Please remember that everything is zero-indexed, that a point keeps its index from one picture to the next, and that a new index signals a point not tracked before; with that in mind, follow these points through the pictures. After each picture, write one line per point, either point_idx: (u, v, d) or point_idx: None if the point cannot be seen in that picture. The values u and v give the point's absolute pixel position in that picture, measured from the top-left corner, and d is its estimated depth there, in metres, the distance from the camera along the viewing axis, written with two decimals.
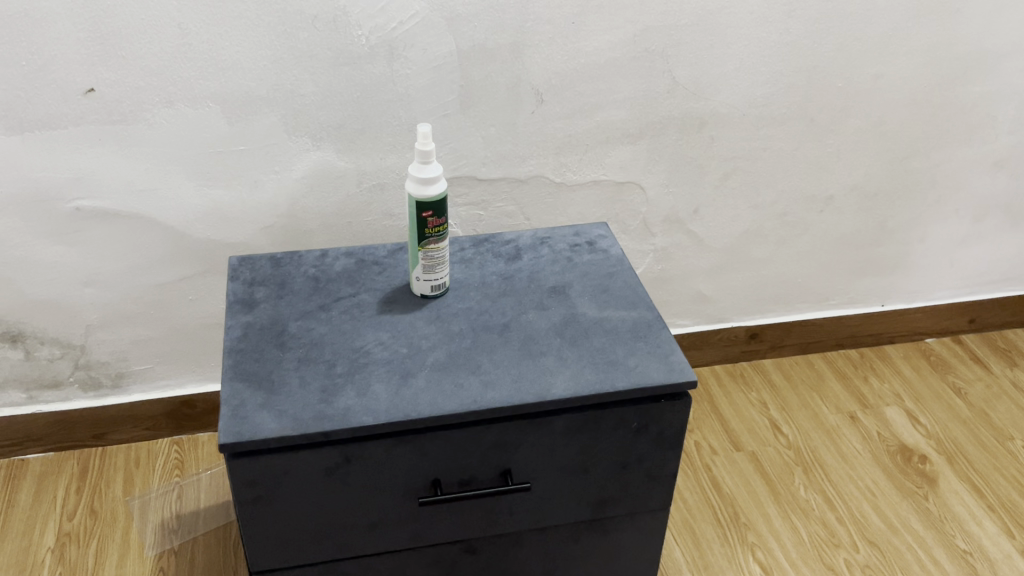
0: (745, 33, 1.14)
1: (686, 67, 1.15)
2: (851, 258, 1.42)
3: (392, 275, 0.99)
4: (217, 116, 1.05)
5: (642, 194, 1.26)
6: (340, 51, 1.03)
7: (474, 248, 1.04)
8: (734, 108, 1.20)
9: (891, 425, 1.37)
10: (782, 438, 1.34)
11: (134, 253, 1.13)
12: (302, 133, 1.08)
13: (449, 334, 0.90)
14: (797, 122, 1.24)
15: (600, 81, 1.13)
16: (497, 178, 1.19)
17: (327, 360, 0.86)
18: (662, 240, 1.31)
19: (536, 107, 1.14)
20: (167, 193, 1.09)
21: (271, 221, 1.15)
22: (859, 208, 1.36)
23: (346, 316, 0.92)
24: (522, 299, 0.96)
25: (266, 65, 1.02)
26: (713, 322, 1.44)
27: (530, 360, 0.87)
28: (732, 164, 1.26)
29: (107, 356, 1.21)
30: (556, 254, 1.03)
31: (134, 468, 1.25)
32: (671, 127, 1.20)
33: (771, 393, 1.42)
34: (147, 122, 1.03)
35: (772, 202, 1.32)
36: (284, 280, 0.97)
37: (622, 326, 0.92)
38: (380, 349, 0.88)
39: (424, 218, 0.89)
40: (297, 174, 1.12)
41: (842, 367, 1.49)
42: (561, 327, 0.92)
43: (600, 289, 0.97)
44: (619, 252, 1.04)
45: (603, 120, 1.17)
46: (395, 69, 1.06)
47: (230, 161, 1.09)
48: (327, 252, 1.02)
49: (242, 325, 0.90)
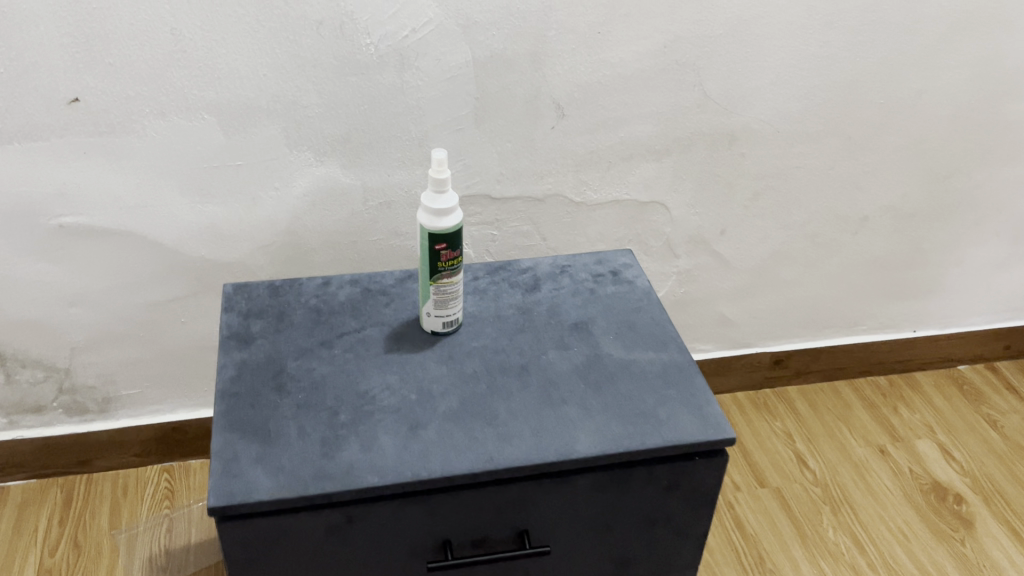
0: (783, 44, 1.05)
1: (718, 80, 1.07)
2: (884, 282, 1.34)
3: (400, 307, 0.91)
4: (213, 129, 0.97)
5: (666, 214, 1.18)
6: (346, 60, 0.95)
7: (489, 277, 0.96)
8: (766, 123, 1.12)
9: (924, 461, 1.29)
10: (809, 473, 1.27)
11: (124, 272, 1.05)
12: (303, 147, 1.00)
13: (462, 377, 0.82)
14: (833, 138, 1.16)
15: (626, 94, 1.05)
16: (513, 197, 1.11)
17: (328, 406, 0.78)
18: (686, 262, 1.24)
19: (557, 122, 1.06)
20: (158, 209, 1.02)
21: (270, 240, 1.07)
22: (894, 229, 1.28)
23: (349, 355, 0.84)
24: (542, 337, 0.88)
25: (266, 74, 0.94)
26: (736, 347, 1.36)
27: (551, 409, 0.79)
28: (762, 183, 1.18)
29: (93, 380, 1.13)
30: (577, 285, 0.95)
31: (122, 497, 1.18)
32: (699, 143, 1.12)
33: (796, 424, 1.35)
34: (137, 134, 0.95)
35: (804, 222, 1.24)
36: (283, 312, 0.89)
37: (650, 370, 0.84)
38: (386, 394, 0.80)
39: (437, 251, 0.81)
40: (298, 190, 1.04)
41: (870, 396, 1.41)
42: (585, 370, 0.84)
43: (626, 326, 0.90)
44: (646, 283, 0.96)
45: (628, 136, 1.09)
46: (405, 80, 0.98)
47: (225, 175, 1.01)
48: (331, 279, 0.94)
49: (237, 364, 0.82)
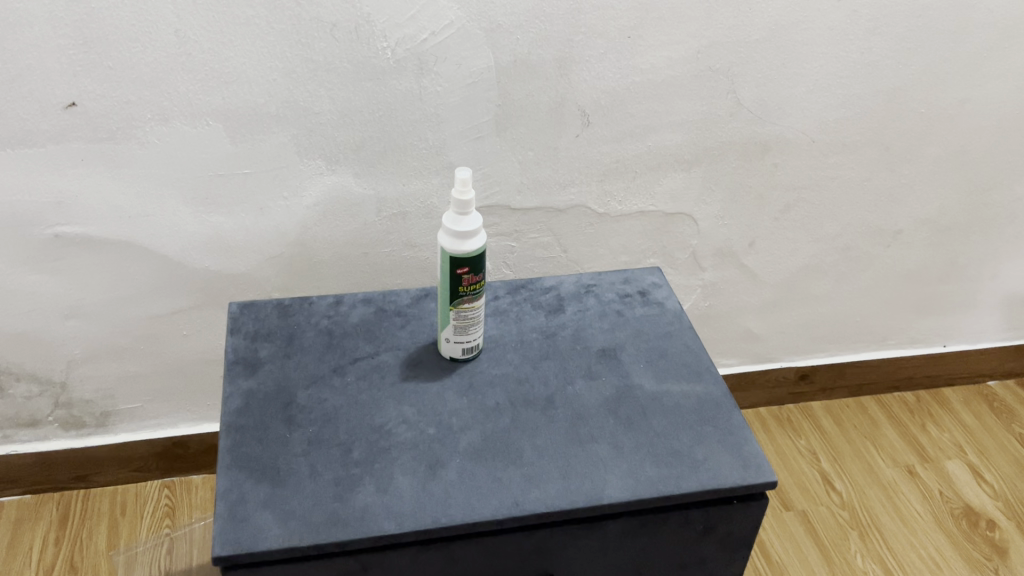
0: (822, 50, 0.99)
1: (753, 87, 1.01)
2: (915, 296, 1.28)
3: (416, 330, 0.85)
4: (220, 136, 0.91)
5: (693, 225, 1.12)
6: (362, 65, 0.89)
7: (510, 296, 0.91)
8: (801, 133, 1.06)
9: (954, 483, 1.24)
10: (835, 495, 1.22)
11: (124, 283, 1.00)
12: (314, 155, 0.95)
13: (484, 410, 0.77)
14: (870, 149, 1.10)
15: (655, 102, 0.99)
16: (533, 208, 1.05)
17: (341, 442, 0.73)
18: (712, 275, 1.18)
19: (582, 130, 1.00)
20: (160, 219, 0.96)
21: (278, 251, 1.02)
22: (928, 243, 1.22)
23: (363, 384, 0.79)
24: (567, 365, 0.83)
25: (277, 78, 0.88)
26: (760, 362, 1.31)
27: (579, 447, 0.74)
28: (794, 195, 1.12)
29: (91, 394, 1.08)
30: (603, 306, 0.90)
31: (121, 516, 1.13)
32: (730, 153, 1.06)
33: (821, 443, 1.30)
34: (139, 140, 0.90)
35: (836, 235, 1.18)
36: (292, 335, 0.84)
37: (684, 405, 0.79)
38: (403, 429, 0.75)
39: (458, 275, 0.76)
40: (308, 200, 0.98)
41: (897, 413, 1.36)
42: (614, 402, 0.79)
43: (657, 353, 0.84)
44: (676, 305, 0.90)
45: (656, 145, 1.03)
46: (424, 86, 0.92)
47: (231, 184, 0.95)
48: (343, 298, 0.89)
49: (244, 393, 0.77)
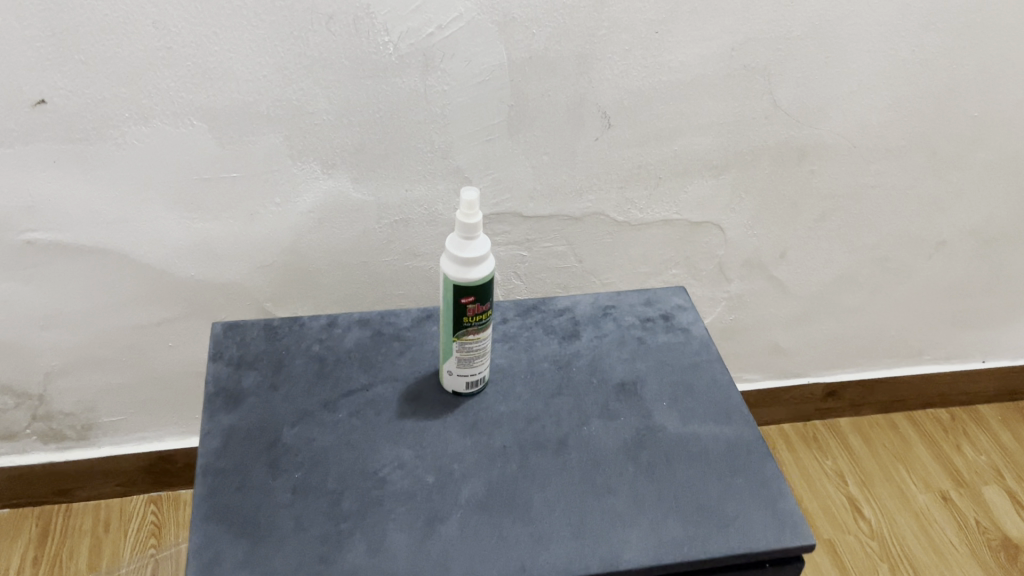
0: (870, 48, 0.90)
1: (792, 87, 0.91)
2: (956, 310, 1.19)
3: (417, 357, 0.78)
4: (205, 136, 0.83)
5: (720, 235, 1.04)
6: (361, 60, 0.81)
7: (520, 319, 0.83)
8: (842, 137, 0.97)
9: (992, 511, 1.17)
10: (863, 522, 1.14)
11: (105, 292, 0.93)
12: (308, 158, 0.87)
13: (490, 453, 0.70)
14: (915, 155, 1.01)
15: (684, 102, 0.90)
16: (547, 215, 0.97)
17: (330, 490, 0.66)
18: (738, 287, 1.10)
19: (602, 133, 0.91)
20: (142, 224, 0.88)
21: (270, 260, 0.94)
22: (974, 254, 1.13)
23: (356, 421, 0.71)
24: (582, 401, 0.75)
25: (267, 75, 0.80)
26: (786, 377, 1.23)
27: (595, 500, 0.67)
28: (831, 203, 1.03)
29: (71, 407, 1.01)
30: (623, 332, 0.82)
31: (104, 534, 1.07)
32: (764, 158, 0.97)
33: (849, 463, 1.23)
34: (116, 141, 0.82)
35: (874, 245, 1.09)
36: (280, 362, 0.76)
37: (711, 450, 0.71)
38: (399, 476, 0.67)
39: (463, 304, 0.68)
40: (302, 206, 0.90)
41: (931, 432, 1.28)
42: (634, 446, 0.71)
43: (682, 388, 0.76)
44: (703, 332, 0.82)
45: (682, 148, 0.94)
46: (430, 84, 0.83)
47: (219, 188, 0.87)
48: (337, 318, 0.81)
49: (225, 430, 0.70)
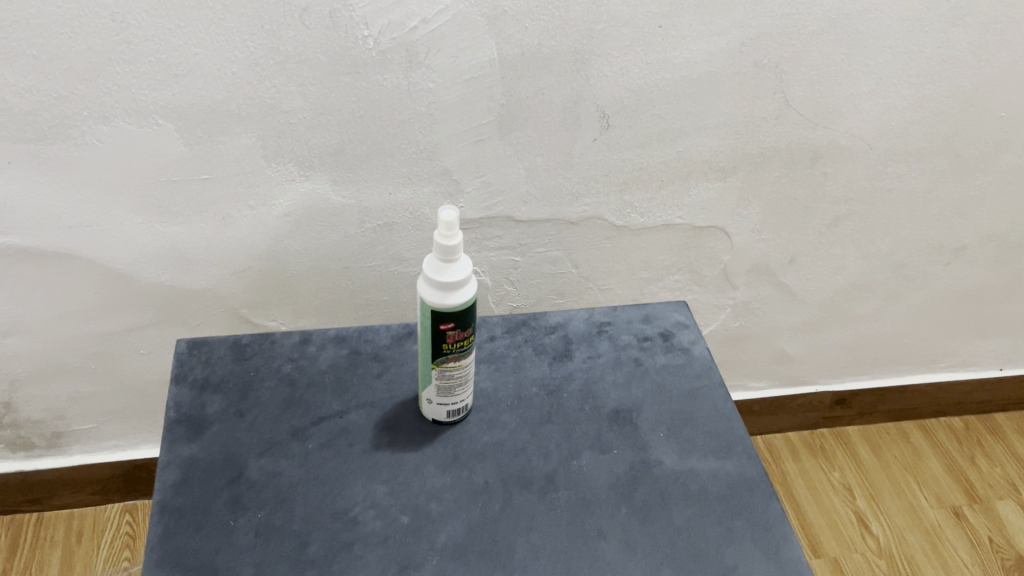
0: (892, 44, 0.83)
1: (806, 86, 0.85)
2: (974, 318, 1.13)
3: (395, 380, 0.72)
4: (171, 137, 0.77)
5: (725, 240, 0.98)
6: (338, 56, 0.74)
7: (509, 338, 0.77)
8: (858, 139, 0.91)
9: (1006, 529, 1.12)
10: (871, 540, 1.10)
11: (71, 298, 0.88)
12: (284, 159, 0.81)
13: (471, 491, 0.64)
14: (937, 158, 0.95)
15: (689, 102, 0.84)
16: (541, 220, 0.91)
17: (296, 533, 0.61)
18: (744, 294, 1.04)
19: (600, 134, 0.85)
20: (107, 229, 0.83)
21: (246, 266, 0.88)
22: (995, 260, 1.07)
23: (327, 453, 0.66)
24: (573, 431, 0.69)
25: (237, 72, 0.74)
26: (792, 385, 1.18)
27: (583, 546, 0.61)
28: (845, 207, 0.97)
29: (39, 415, 0.97)
30: (618, 353, 0.77)
31: (76, 546, 1.05)
32: (775, 160, 0.91)
33: (857, 476, 1.18)
34: (76, 141, 0.76)
35: (889, 251, 1.03)
36: (248, 386, 0.71)
37: (711, 489, 0.66)
38: (371, 516, 0.62)
39: (442, 331, 0.62)
40: (278, 209, 0.84)
41: (943, 443, 1.23)
42: (628, 483, 0.66)
43: (681, 417, 0.71)
44: (705, 353, 0.77)
45: (687, 150, 0.88)
46: (413, 82, 0.77)
47: (188, 191, 0.81)
48: (312, 336, 0.76)
49: (185, 463, 0.65)
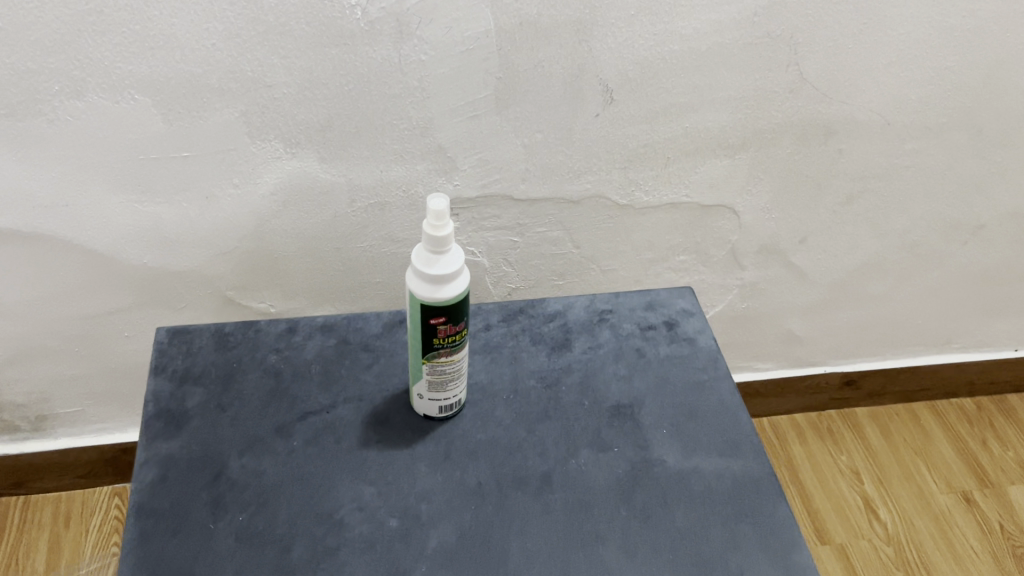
0: (913, 14, 0.78)
1: (822, 59, 0.80)
2: (990, 298, 1.09)
3: (385, 372, 0.69)
4: (149, 112, 0.73)
5: (734, 219, 0.93)
6: (324, 27, 0.70)
7: (505, 326, 0.74)
8: (875, 114, 0.86)
9: (1018, 514, 1.09)
10: (878, 525, 1.07)
11: (50, 280, 0.84)
12: (268, 136, 0.76)
13: (463, 492, 0.61)
14: (957, 133, 0.90)
15: (698, 75, 0.79)
16: (541, 198, 0.87)
17: (278, 538, 0.58)
18: (752, 274, 1.00)
19: (603, 108, 0.80)
20: (85, 209, 0.79)
21: (232, 247, 0.85)
22: (1015, 238, 1.02)
23: (312, 451, 0.63)
24: (571, 427, 0.66)
25: (216, 43, 0.69)
26: (800, 366, 1.14)
27: (581, 552, 0.58)
28: (859, 185, 0.93)
29: (23, 398, 0.94)
30: (620, 342, 0.73)
31: (64, 530, 1.03)
32: (787, 136, 0.86)
33: (865, 460, 1.15)
34: (47, 117, 0.72)
35: (904, 230, 0.99)
36: (230, 378, 0.68)
37: (716, 490, 0.62)
38: (357, 519, 0.59)
39: (432, 325, 0.58)
40: (264, 188, 0.80)
41: (955, 425, 1.20)
42: (629, 484, 0.62)
43: (685, 413, 0.67)
44: (711, 343, 0.73)
45: (695, 126, 0.83)
46: (404, 54, 0.72)
47: (169, 169, 0.77)
48: (299, 325, 0.72)
49: (163, 462, 0.62)
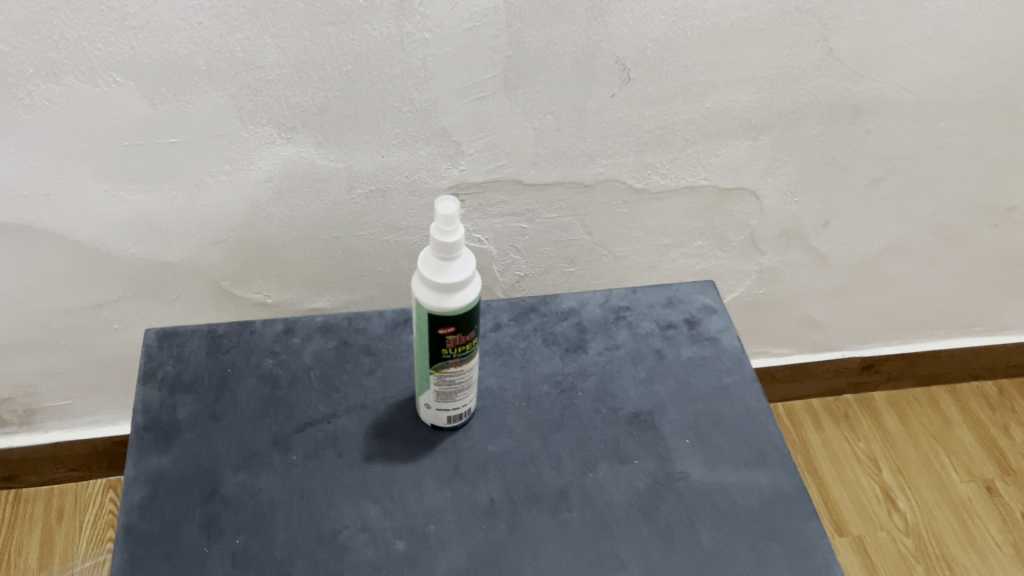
0: None
1: (854, 34, 0.74)
2: (1017, 281, 1.05)
3: (390, 378, 0.65)
4: (132, 96, 0.68)
5: (754, 203, 0.88)
6: (319, 3, 0.64)
7: (517, 326, 0.70)
8: (907, 93, 0.81)
9: None
10: (897, 516, 1.04)
11: (32, 272, 0.79)
12: (261, 120, 0.71)
13: (474, 511, 0.57)
14: (993, 111, 0.85)
15: (721, 52, 0.74)
16: (552, 183, 0.82)
17: (277, 563, 0.54)
18: (772, 259, 0.95)
19: (620, 88, 0.75)
20: (66, 198, 0.74)
21: (224, 236, 0.80)
22: None
23: (313, 466, 0.59)
24: (588, 438, 0.62)
25: (203, 22, 0.64)
26: (817, 350, 1.10)
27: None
28: (887, 166, 0.88)
29: (9, 391, 0.90)
30: (638, 343, 0.69)
31: (57, 525, 1.00)
32: (814, 116, 0.81)
33: (884, 447, 1.12)
34: (22, 102, 0.67)
35: (931, 213, 0.94)
36: (224, 385, 0.63)
37: (744, 507, 0.58)
38: (362, 542, 0.55)
39: (440, 335, 0.54)
40: (258, 174, 0.75)
41: (975, 410, 1.16)
42: (651, 500, 0.58)
43: (709, 421, 0.63)
44: (734, 344, 0.69)
45: (716, 105, 0.78)
46: (406, 32, 0.67)
47: (155, 155, 0.72)
48: (297, 326, 0.68)
49: (153, 479, 0.58)
